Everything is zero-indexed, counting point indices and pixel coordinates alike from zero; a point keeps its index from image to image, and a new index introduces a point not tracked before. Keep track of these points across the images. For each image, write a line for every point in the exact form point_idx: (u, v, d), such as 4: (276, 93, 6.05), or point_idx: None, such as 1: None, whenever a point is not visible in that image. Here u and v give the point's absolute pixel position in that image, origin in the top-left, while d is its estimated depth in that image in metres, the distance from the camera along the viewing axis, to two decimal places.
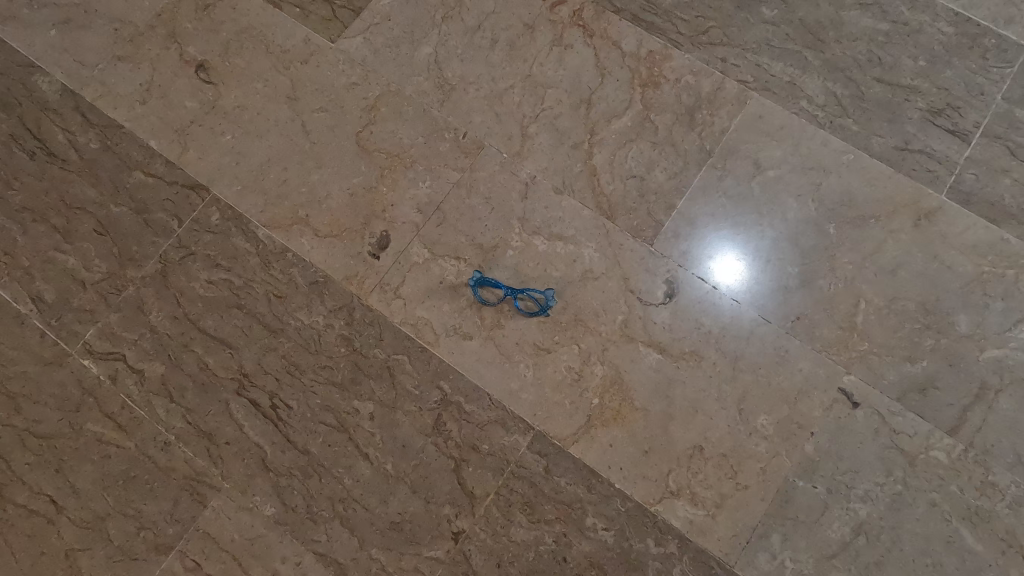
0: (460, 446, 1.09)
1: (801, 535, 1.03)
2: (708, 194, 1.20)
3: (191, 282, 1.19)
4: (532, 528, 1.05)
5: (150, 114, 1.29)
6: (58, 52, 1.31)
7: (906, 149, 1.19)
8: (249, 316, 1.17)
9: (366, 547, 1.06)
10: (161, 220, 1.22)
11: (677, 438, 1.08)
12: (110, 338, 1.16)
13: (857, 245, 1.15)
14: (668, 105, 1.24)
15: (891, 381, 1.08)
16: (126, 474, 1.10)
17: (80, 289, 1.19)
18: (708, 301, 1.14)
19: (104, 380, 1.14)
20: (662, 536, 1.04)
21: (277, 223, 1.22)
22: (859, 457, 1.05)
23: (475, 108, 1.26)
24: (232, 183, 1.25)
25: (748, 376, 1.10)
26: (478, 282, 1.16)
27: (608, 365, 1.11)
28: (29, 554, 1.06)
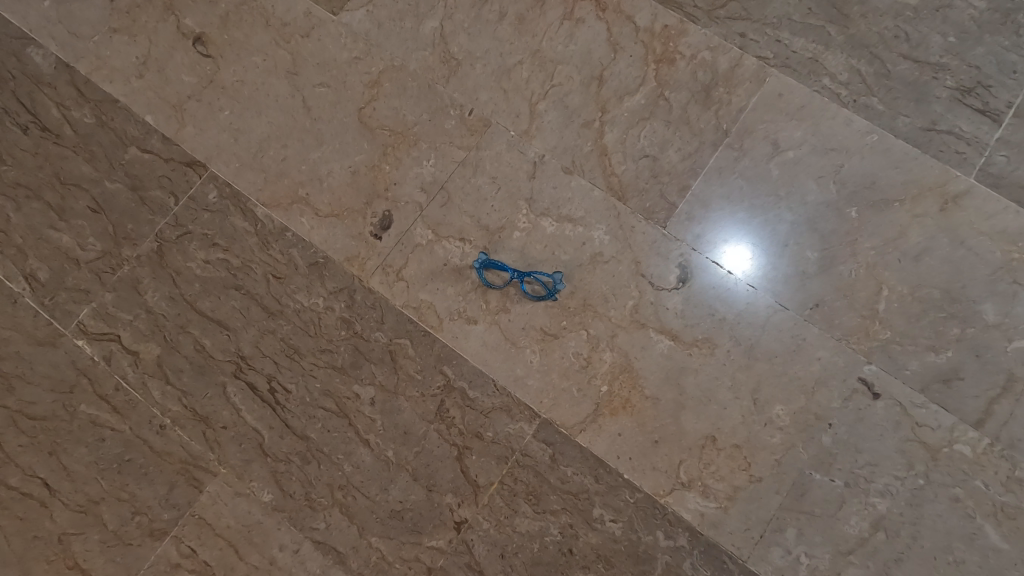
0: (463, 434, 1.06)
1: (817, 531, 0.99)
2: (724, 175, 1.15)
3: (189, 262, 1.15)
4: (537, 519, 1.02)
5: (147, 89, 1.25)
6: (53, 24, 1.27)
7: (933, 129, 1.14)
8: (247, 298, 1.13)
9: (366, 536, 1.03)
10: (157, 198, 1.19)
11: (689, 428, 1.04)
12: (105, 319, 1.13)
13: (879, 230, 1.10)
14: (683, 83, 1.19)
15: (913, 371, 1.04)
16: (120, 458, 1.07)
17: (75, 268, 1.15)
18: (722, 287, 1.10)
19: (99, 362, 1.11)
20: (672, 528, 1.00)
21: (276, 202, 1.18)
22: (879, 450, 1.01)
23: (482, 84, 1.21)
24: (230, 160, 1.21)
25: (764, 365, 1.05)
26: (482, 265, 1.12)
27: (618, 351, 1.07)
28: (22, 537, 1.04)
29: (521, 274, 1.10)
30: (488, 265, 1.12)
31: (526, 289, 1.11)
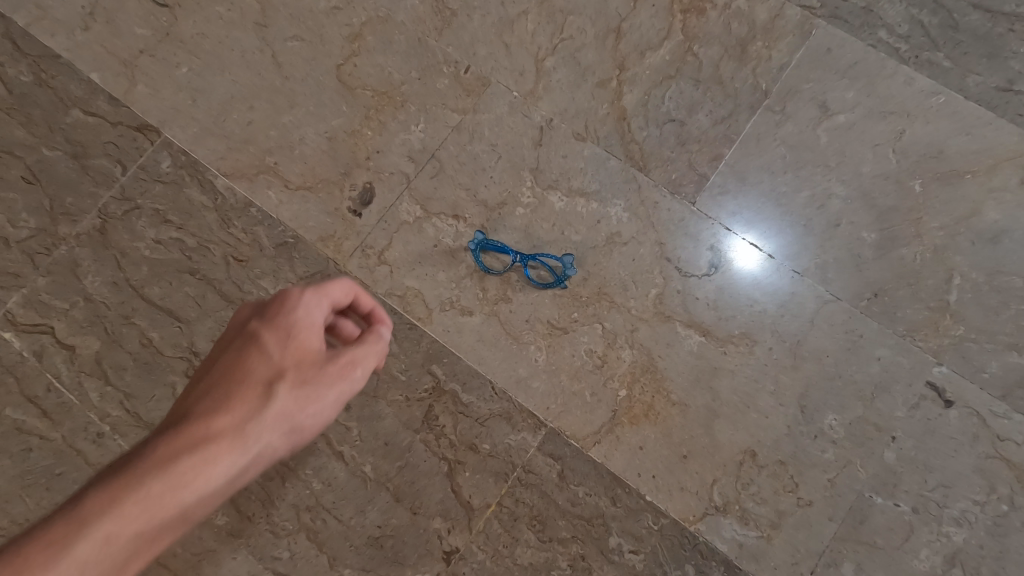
0: (455, 446, 0.89)
1: (878, 566, 0.82)
2: (763, 143, 0.98)
3: (136, 242, 0.99)
4: (543, 548, 0.86)
5: (93, 43, 1.08)
6: None
7: (1010, 91, 0.95)
8: (203, 284, 0.97)
9: (338, 567, 0.86)
10: (102, 167, 1.02)
11: (724, 441, 0.87)
12: (37, 308, 0.96)
13: (948, 207, 0.93)
14: (715, 36, 1.00)
15: (992, 374, 0.87)
16: (50, 472, 0.91)
17: (3, 248, 0.99)
18: (763, 273, 0.93)
19: (27, 358, 0.94)
20: (704, 561, 0.84)
21: (239, 173, 1.01)
22: (953, 469, 0.84)
23: (481, 37, 1.04)
24: (187, 124, 1.04)
25: (814, 366, 0.88)
26: (475, 247, 0.95)
27: (638, 349, 0.91)
28: None
29: (523, 255, 0.93)
30: (482, 248, 0.95)
31: (529, 273, 0.94)
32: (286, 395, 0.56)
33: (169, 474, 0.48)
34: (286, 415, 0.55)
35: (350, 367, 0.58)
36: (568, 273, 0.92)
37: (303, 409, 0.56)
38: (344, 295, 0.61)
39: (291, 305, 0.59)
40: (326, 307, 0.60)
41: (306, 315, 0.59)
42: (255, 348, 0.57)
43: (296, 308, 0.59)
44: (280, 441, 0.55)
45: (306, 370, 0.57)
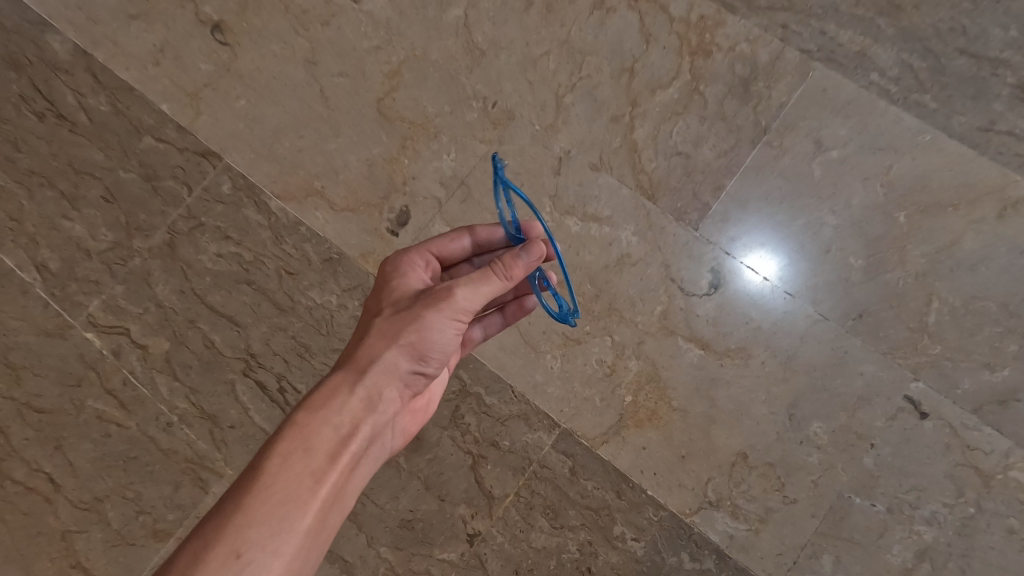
0: (478, 442, 1.00)
1: (855, 559, 0.92)
2: (763, 175, 1.08)
3: (200, 255, 1.12)
4: (555, 534, 0.97)
5: (163, 77, 1.22)
6: (71, 11, 1.27)
7: (991, 130, 1.06)
8: (258, 293, 1.10)
9: (375, 545, 0.98)
10: (170, 188, 1.16)
11: (719, 444, 0.97)
12: (115, 311, 1.10)
13: (931, 236, 1.02)
14: (720, 76, 1.12)
15: (966, 391, 0.95)
16: (126, 455, 1.04)
17: (87, 259, 1.13)
18: (759, 295, 1.02)
19: (107, 355, 1.08)
20: (698, 550, 0.94)
21: (291, 195, 1.14)
22: (926, 475, 0.93)
23: (507, 75, 1.16)
24: (244, 151, 1.17)
25: (802, 378, 0.98)
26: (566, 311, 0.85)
27: (644, 360, 1.01)
28: (25, 533, 1.01)
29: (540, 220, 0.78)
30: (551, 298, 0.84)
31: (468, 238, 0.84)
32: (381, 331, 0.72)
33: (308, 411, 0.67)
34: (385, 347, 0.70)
35: (511, 266, 0.72)
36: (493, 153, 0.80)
37: (437, 312, 0.70)
38: (439, 245, 0.82)
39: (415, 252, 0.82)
40: (413, 263, 0.79)
41: (439, 250, 0.83)
42: (370, 310, 0.77)
43: (394, 261, 0.80)
44: (408, 361, 0.71)
45: (402, 298, 0.75)
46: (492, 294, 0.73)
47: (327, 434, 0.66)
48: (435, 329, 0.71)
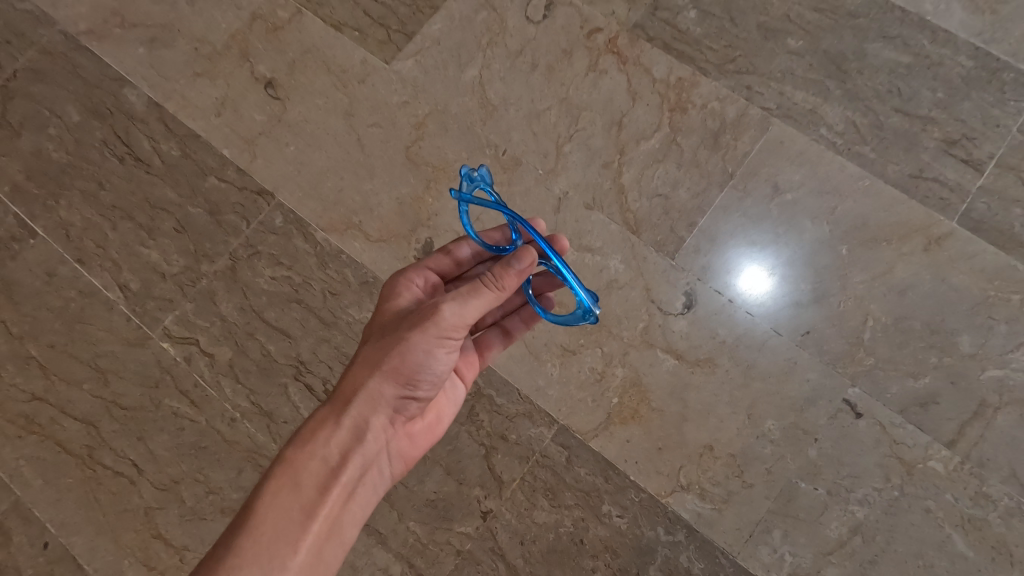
0: (490, 435, 1.20)
1: (801, 532, 1.11)
2: (728, 213, 1.28)
3: (257, 277, 1.33)
4: (554, 512, 1.16)
5: (224, 126, 1.45)
6: (146, 69, 1.51)
7: (920, 177, 1.26)
8: (306, 310, 1.31)
9: (404, 520, 1.18)
10: (231, 221, 1.38)
11: (690, 438, 1.17)
12: (186, 325, 1.32)
13: (867, 266, 1.23)
14: (694, 129, 1.33)
15: (894, 395, 1.15)
16: (197, 445, 1.25)
17: (162, 280, 1.35)
18: (724, 314, 1.22)
19: (180, 361, 1.30)
20: (671, 525, 1.14)
21: (333, 227, 1.35)
22: (860, 464, 1.13)
23: (516, 127, 1.38)
24: (293, 189, 1.39)
25: (759, 383, 1.18)
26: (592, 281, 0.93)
27: (629, 368, 1.21)
28: (114, 509, 1.22)
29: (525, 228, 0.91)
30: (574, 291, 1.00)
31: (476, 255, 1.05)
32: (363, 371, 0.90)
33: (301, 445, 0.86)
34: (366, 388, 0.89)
35: (502, 276, 0.88)
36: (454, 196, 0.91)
37: (421, 333, 0.87)
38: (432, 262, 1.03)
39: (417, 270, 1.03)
40: (405, 292, 0.98)
41: (436, 267, 1.04)
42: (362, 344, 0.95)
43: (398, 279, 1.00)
44: (387, 393, 0.90)
45: (384, 336, 0.92)
46: (476, 311, 0.88)
47: (316, 462, 0.85)
48: (413, 350, 0.88)
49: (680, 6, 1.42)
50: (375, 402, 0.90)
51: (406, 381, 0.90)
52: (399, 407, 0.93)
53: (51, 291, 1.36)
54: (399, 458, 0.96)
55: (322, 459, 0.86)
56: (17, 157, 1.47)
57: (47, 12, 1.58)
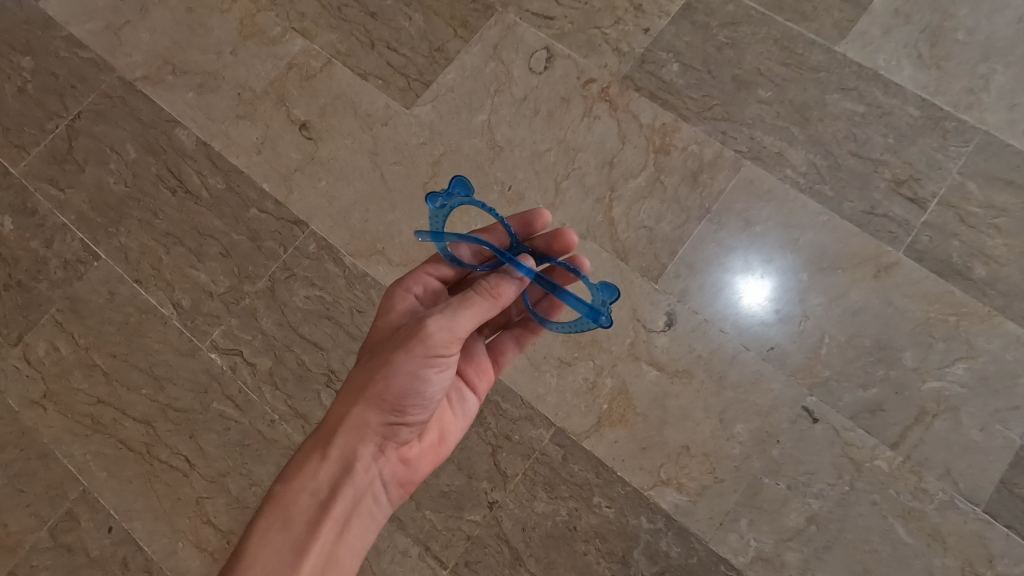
0: (496, 435, 1.38)
1: (764, 521, 1.29)
2: (705, 243, 1.47)
3: (293, 296, 1.53)
4: (551, 502, 1.34)
5: (264, 162, 1.65)
6: (195, 111, 1.71)
7: (872, 213, 1.45)
8: (337, 325, 1.50)
9: (421, 509, 1.36)
10: (270, 246, 1.57)
11: (670, 439, 1.35)
12: (231, 337, 1.51)
13: (825, 291, 1.41)
14: (676, 169, 1.53)
15: (846, 402, 1.33)
16: (241, 443, 1.44)
17: (209, 298, 1.54)
18: (700, 331, 1.40)
19: (226, 370, 1.49)
20: (653, 514, 1.31)
21: (359, 253, 1.55)
22: (816, 462, 1.30)
23: (520, 165, 1.58)
24: (325, 219, 1.58)
25: (730, 392, 1.36)
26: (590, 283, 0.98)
27: (617, 378, 1.39)
28: (169, 497, 1.41)
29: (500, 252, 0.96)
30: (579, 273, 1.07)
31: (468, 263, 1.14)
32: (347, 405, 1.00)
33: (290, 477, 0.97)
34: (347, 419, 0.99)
35: (495, 286, 0.96)
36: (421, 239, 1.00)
37: (404, 357, 0.96)
38: (432, 270, 1.14)
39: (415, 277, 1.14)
40: (398, 306, 1.08)
41: (435, 272, 1.14)
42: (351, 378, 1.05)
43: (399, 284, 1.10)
44: (369, 420, 0.99)
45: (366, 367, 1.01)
46: (461, 326, 0.96)
47: (306, 491, 0.96)
48: (393, 378, 0.96)
49: (664, 61, 1.62)
50: (359, 432, 1.00)
51: (388, 410, 0.99)
52: (388, 434, 1.02)
53: (112, 307, 1.56)
54: (394, 481, 1.05)
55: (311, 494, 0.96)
56: (82, 189, 1.68)
57: (107, 60, 1.79)
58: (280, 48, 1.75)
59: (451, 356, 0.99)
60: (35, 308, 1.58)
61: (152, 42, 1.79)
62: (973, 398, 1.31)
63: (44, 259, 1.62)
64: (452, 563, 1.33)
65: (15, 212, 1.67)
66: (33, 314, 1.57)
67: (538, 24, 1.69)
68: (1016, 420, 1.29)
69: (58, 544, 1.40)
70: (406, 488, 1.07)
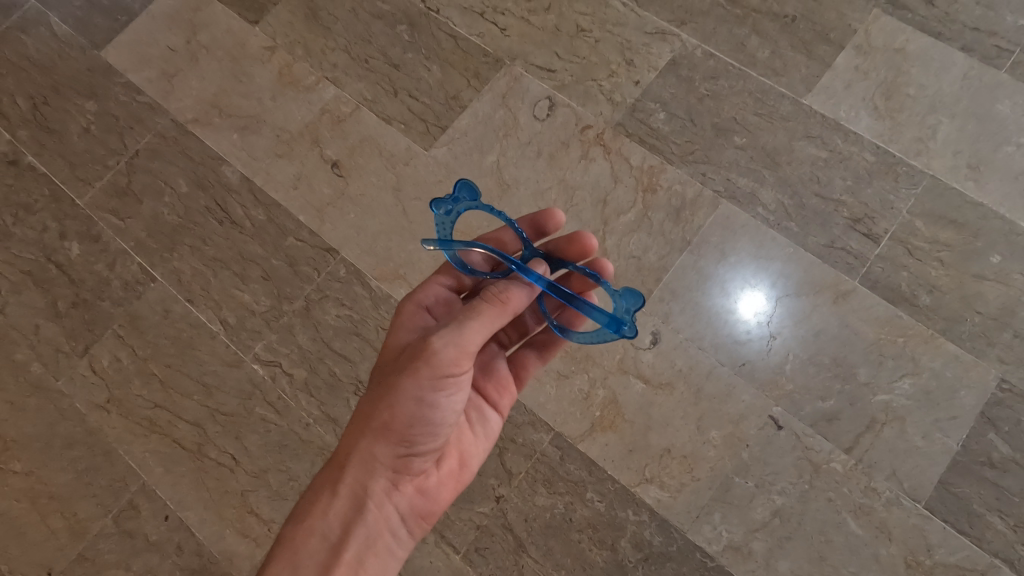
0: (502, 438, 1.59)
1: (735, 514, 1.49)
2: (686, 272, 1.68)
3: (326, 315, 1.74)
4: (550, 496, 1.54)
5: (300, 196, 1.87)
6: (239, 151, 1.95)
7: (831, 247, 1.66)
8: (364, 341, 1.71)
9: None
10: (306, 271, 1.79)
11: (654, 442, 1.55)
12: (272, 351, 1.73)
13: (791, 315, 1.62)
14: (661, 206, 1.74)
15: (807, 412, 1.54)
16: (280, 443, 1.65)
17: (252, 316, 1.76)
18: (681, 349, 1.61)
19: (267, 379, 1.70)
20: (638, 507, 1.51)
21: (384, 277, 1.77)
22: (780, 463, 1.50)
23: (525, 201, 1.80)
24: (353, 247, 1.81)
25: (706, 402, 1.56)
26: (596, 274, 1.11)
27: (608, 389, 1.60)
28: (218, 490, 1.62)
29: (511, 263, 1.08)
30: (597, 278, 1.17)
31: (479, 268, 1.26)
32: (355, 437, 1.10)
33: (305, 508, 1.08)
34: (355, 449, 1.10)
35: (498, 294, 1.06)
36: (428, 246, 1.13)
37: (409, 381, 1.04)
38: (442, 279, 1.28)
39: (428, 289, 1.25)
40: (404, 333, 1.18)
41: (445, 283, 1.28)
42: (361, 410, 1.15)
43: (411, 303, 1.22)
44: (376, 447, 1.09)
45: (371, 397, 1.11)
46: (461, 344, 1.04)
47: (319, 521, 1.06)
48: (398, 405, 1.05)
49: (652, 110, 1.85)
50: (368, 462, 1.09)
51: (395, 441, 1.08)
52: (397, 460, 1.11)
53: (168, 323, 1.78)
54: (405, 504, 1.13)
55: (325, 524, 1.07)
56: (139, 219, 1.91)
57: (161, 104, 2.03)
58: (314, 95, 1.98)
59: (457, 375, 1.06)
60: (99, 323, 1.80)
61: (201, 89, 2.03)
62: (917, 409, 1.51)
63: (107, 280, 1.84)
64: (464, 549, 1.53)
65: (81, 238, 1.90)
66: (97, 329, 1.80)
67: (541, 76, 1.92)
68: (954, 429, 1.49)
69: (121, 529, 1.62)
70: (418, 509, 1.15)
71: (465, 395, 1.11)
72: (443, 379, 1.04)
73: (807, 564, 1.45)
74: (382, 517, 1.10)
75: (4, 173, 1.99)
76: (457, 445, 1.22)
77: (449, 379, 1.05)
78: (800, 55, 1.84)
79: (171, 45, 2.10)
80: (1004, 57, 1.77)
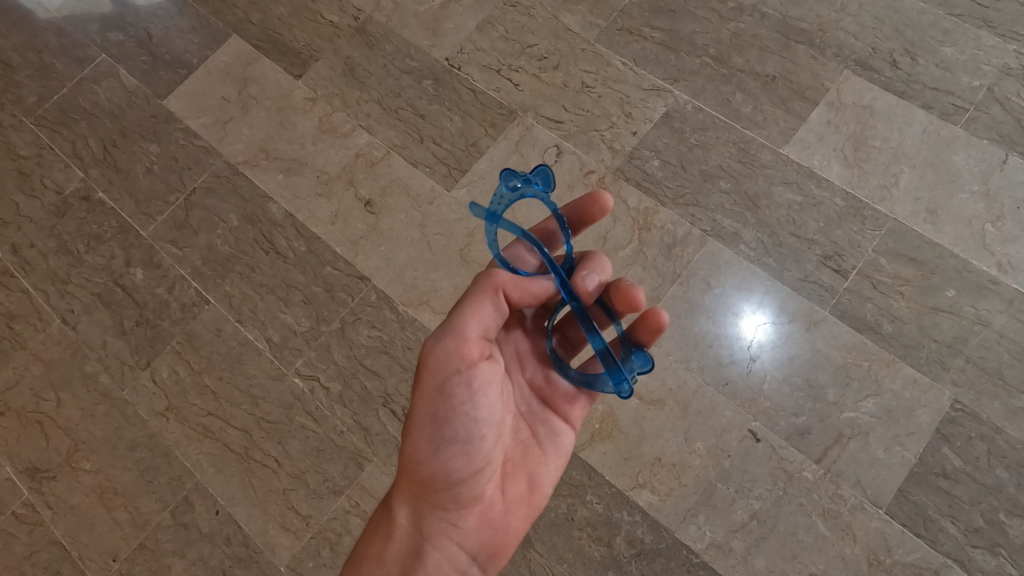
0: None
1: (717, 516, 1.69)
2: (676, 301, 1.90)
3: (358, 335, 1.98)
4: (554, 498, 1.75)
5: (336, 230, 2.13)
6: (283, 190, 2.21)
7: (805, 280, 1.89)
8: (392, 359, 1.95)
9: None
10: (342, 296, 2.04)
11: (647, 451, 1.76)
12: (311, 366, 1.97)
13: (769, 341, 1.83)
14: (655, 242, 1.98)
15: (782, 426, 1.74)
16: (317, 447, 1.87)
17: (294, 335, 2.01)
18: (672, 370, 1.82)
19: (307, 391, 1.94)
20: (632, 509, 1.72)
21: (410, 303, 2.01)
22: (758, 472, 1.71)
23: None
24: (383, 276, 2.05)
25: (693, 417, 1.77)
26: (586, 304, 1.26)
27: (606, 404, 1.81)
28: (263, 488, 1.85)
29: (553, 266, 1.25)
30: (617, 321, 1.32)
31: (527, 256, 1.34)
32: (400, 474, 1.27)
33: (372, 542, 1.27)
34: (401, 485, 1.26)
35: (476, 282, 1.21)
36: (474, 214, 1.25)
37: (418, 404, 1.19)
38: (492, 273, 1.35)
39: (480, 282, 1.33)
40: None
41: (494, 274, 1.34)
42: None
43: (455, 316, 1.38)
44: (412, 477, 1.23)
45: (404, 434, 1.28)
46: (444, 351, 1.16)
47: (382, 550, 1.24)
48: (415, 431, 1.20)
49: (647, 157, 2.09)
50: (411, 491, 1.24)
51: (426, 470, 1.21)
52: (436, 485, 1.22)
53: (220, 341, 2.03)
54: (459, 522, 1.23)
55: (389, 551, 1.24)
56: (196, 249, 2.17)
57: (215, 147, 2.31)
58: (350, 141, 2.25)
59: (456, 383, 1.16)
60: (160, 340, 2.05)
61: (251, 135, 2.32)
62: (879, 425, 1.71)
63: (167, 302, 2.10)
64: None
65: (144, 265, 2.17)
66: (158, 345, 2.05)
67: (550, 126, 2.18)
68: (912, 443, 1.69)
69: (177, 522, 1.84)
70: (476, 527, 1.24)
71: (480, 401, 1.18)
72: (441, 389, 1.16)
73: (781, 561, 1.65)
74: (440, 539, 1.23)
75: (78, 207, 2.27)
76: (517, 464, 1.29)
77: (449, 386, 1.16)
78: (778, 110, 2.08)
79: (225, 95, 2.39)
80: (960, 114, 2.00)
